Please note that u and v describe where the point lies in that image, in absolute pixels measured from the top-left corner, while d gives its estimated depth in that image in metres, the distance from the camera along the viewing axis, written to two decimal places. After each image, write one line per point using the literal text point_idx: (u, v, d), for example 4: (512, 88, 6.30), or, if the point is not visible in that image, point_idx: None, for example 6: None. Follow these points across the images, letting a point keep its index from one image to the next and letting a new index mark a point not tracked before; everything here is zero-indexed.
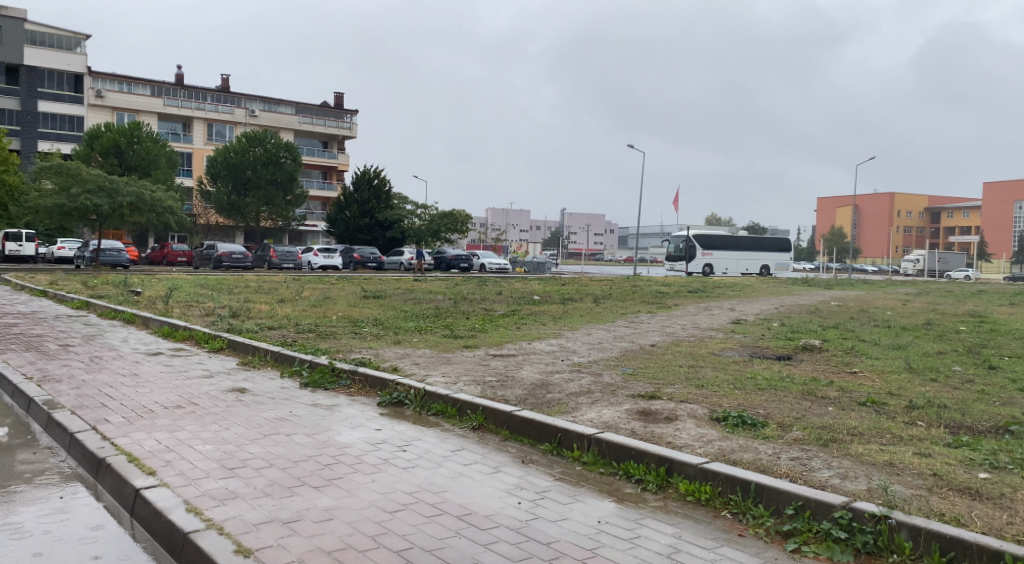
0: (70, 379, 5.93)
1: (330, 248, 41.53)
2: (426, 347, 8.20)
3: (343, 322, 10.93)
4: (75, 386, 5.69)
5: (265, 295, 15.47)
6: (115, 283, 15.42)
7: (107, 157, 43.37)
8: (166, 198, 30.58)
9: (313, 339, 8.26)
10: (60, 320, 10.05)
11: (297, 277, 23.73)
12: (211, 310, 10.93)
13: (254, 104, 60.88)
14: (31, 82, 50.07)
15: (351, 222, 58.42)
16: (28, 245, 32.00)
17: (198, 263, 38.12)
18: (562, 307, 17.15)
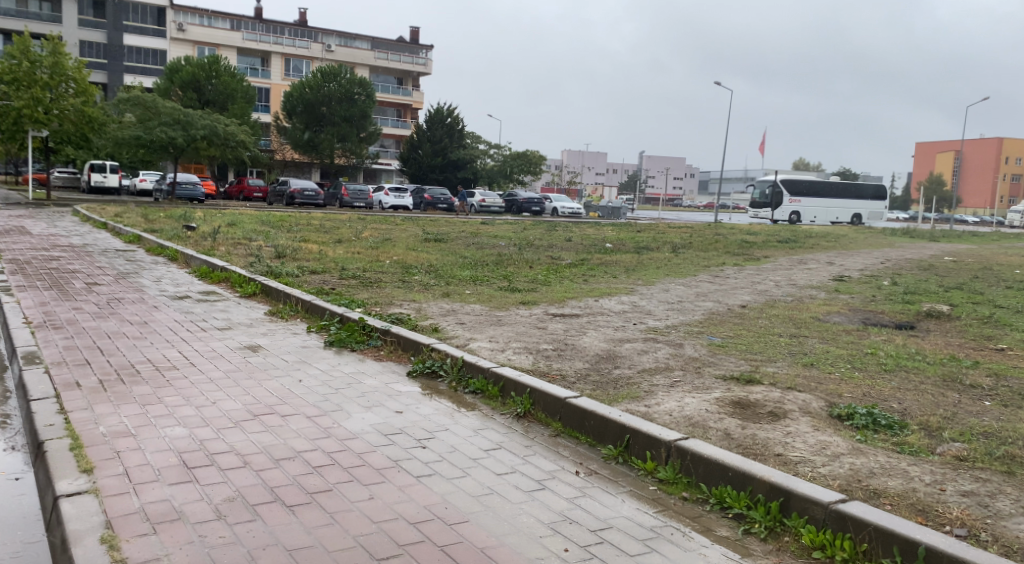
0: (67, 324, 5.16)
1: (401, 188, 41.18)
2: (478, 303, 7.23)
3: (395, 268, 10.10)
4: (68, 333, 4.91)
5: (323, 235, 14.91)
6: (176, 217, 15.28)
7: (186, 91, 44.25)
8: (239, 132, 30.76)
9: (355, 288, 7.44)
10: (104, 254, 9.62)
11: (362, 216, 23.31)
12: (258, 249, 10.31)
13: (331, 39, 60.43)
14: (117, 15, 51.10)
15: (424, 161, 57.97)
16: (112, 176, 33.08)
17: (273, 200, 38.62)
18: (636, 256, 15.87)
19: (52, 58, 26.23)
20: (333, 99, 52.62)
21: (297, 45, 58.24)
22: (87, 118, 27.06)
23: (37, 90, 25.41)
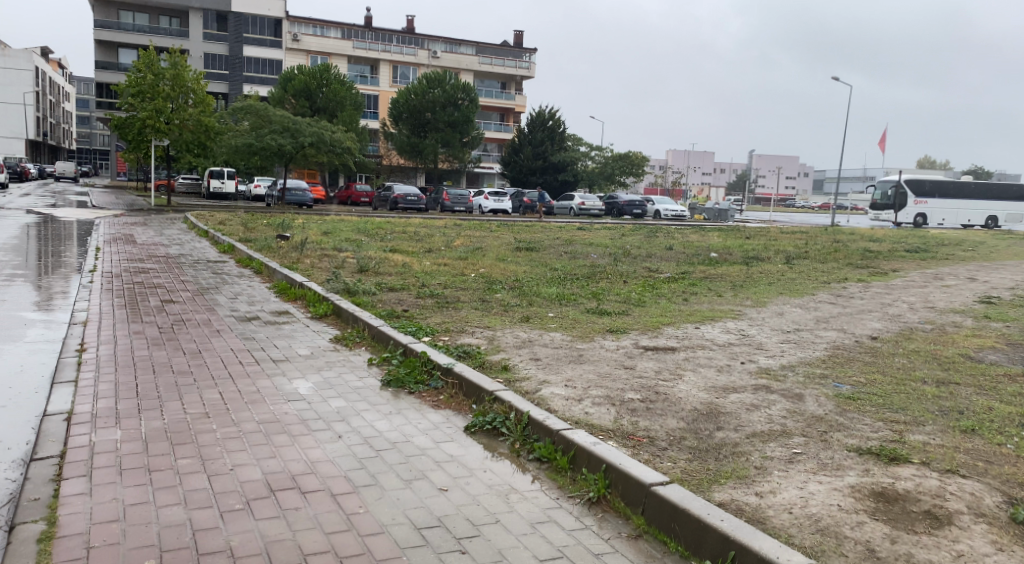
0: (117, 355, 4.86)
1: (501, 192, 41.14)
2: (560, 331, 6.48)
3: (479, 283, 9.54)
4: (112, 367, 4.57)
5: (414, 244, 14.74)
6: (275, 226, 15.65)
7: (298, 99, 46.30)
8: (344, 138, 31.77)
9: (428, 311, 6.90)
10: (194, 267, 9.76)
11: (460, 222, 23.23)
12: (342, 262, 10.09)
13: (437, 45, 61.74)
14: (238, 29, 54.50)
15: (524, 164, 57.86)
16: (229, 182, 35.29)
17: (376, 204, 39.66)
18: (743, 268, 14.59)
19: (173, 70, 28.25)
20: (437, 104, 53.55)
21: (404, 52, 59.80)
22: (204, 127, 28.84)
23: (159, 101, 27.37)
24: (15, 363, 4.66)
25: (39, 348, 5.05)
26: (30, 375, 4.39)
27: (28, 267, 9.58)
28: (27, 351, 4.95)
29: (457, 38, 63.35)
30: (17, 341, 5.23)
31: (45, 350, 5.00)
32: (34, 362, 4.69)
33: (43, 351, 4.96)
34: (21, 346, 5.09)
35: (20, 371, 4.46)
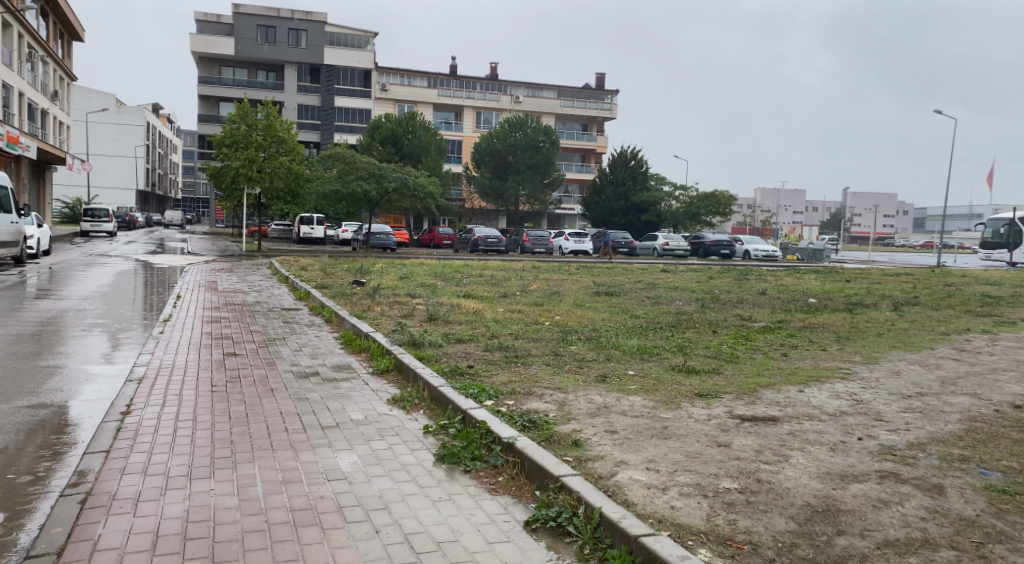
0: (160, 420, 4.58)
1: (582, 233, 40.68)
2: (640, 394, 5.77)
3: (553, 332, 8.95)
4: (150, 434, 4.27)
5: (490, 288, 14.41)
6: (353, 272, 15.81)
7: (385, 146, 47.90)
8: (426, 182, 32.37)
9: (494, 367, 6.37)
10: (268, 317, 9.75)
11: (538, 265, 22.93)
12: (412, 309, 9.78)
13: (519, 90, 62.58)
14: (330, 81, 57.37)
15: (606, 204, 57.30)
16: (318, 227, 36.69)
17: (458, 247, 40.05)
18: (846, 316, 13.37)
19: (266, 122, 29.99)
20: (519, 147, 54.14)
21: (488, 98, 61.12)
22: (293, 174, 30.17)
23: (253, 151, 28.87)
24: (60, 427, 4.45)
25: (88, 411, 4.87)
26: (68, 443, 4.14)
27: (111, 326, 9.84)
28: (75, 414, 4.76)
29: (539, 82, 64.62)
30: (71, 402, 5.09)
31: (91, 412, 4.79)
32: (78, 427, 4.48)
33: (90, 414, 4.76)
34: (71, 408, 4.93)
35: (59, 438, 4.22)
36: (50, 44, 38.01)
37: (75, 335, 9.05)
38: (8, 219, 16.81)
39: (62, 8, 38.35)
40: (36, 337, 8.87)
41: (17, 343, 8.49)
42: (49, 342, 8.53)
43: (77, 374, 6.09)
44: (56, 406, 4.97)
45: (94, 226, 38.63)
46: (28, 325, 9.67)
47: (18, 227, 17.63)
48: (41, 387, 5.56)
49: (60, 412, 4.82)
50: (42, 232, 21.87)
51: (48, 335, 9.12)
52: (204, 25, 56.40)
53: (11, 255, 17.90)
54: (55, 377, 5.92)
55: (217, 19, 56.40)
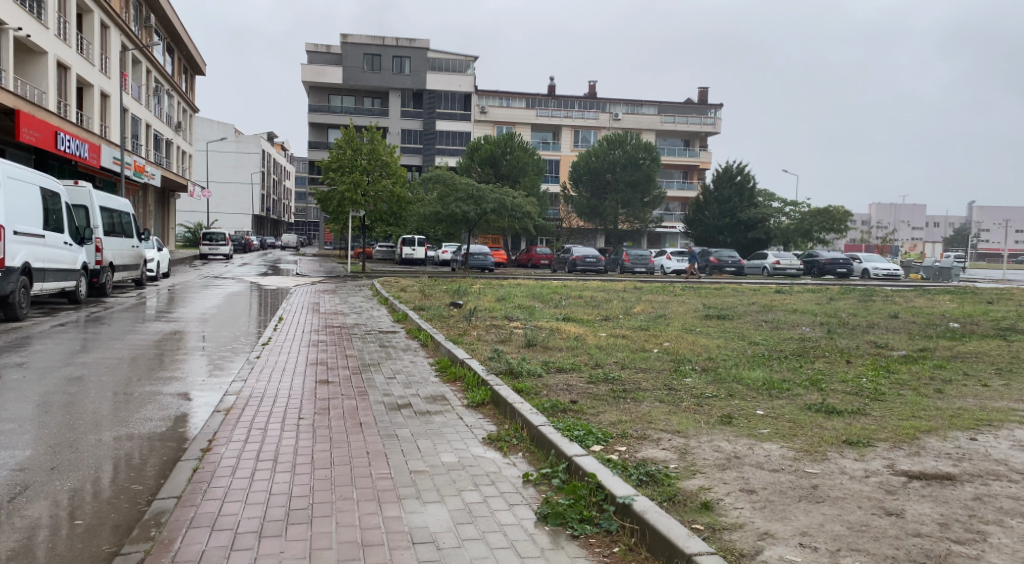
0: (239, 461, 4.26)
1: (685, 251, 39.52)
2: (776, 441, 4.88)
3: (664, 362, 8.14)
4: (223, 479, 3.95)
5: (591, 311, 13.77)
6: (451, 293, 15.64)
7: (484, 167, 48.50)
8: (525, 203, 32.25)
9: (602, 403, 5.69)
10: (364, 341, 9.55)
11: (641, 285, 22.08)
12: (509, 334, 9.24)
13: (618, 107, 62.86)
14: (432, 105, 59.16)
15: (710, 222, 55.17)
16: (419, 249, 37.42)
17: (556, 267, 39.59)
18: (1000, 344, 11.69)
19: (370, 147, 31.28)
20: (618, 165, 53.30)
21: (586, 117, 61.02)
22: (395, 197, 30.96)
23: (357, 175, 29.92)
24: (138, 468, 4.24)
25: (170, 450, 4.66)
26: (140, 487, 3.89)
27: (212, 352, 9.98)
28: (156, 453, 4.56)
29: (638, 99, 64.14)
30: (155, 438, 4.93)
31: (172, 451, 4.58)
32: (156, 468, 4.25)
33: (170, 453, 4.53)
34: (155, 445, 4.74)
35: (134, 482, 3.99)
36: (175, 79, 41.21)
37: (177, 362, 9.19)
38: (130, 243, 17.92)
39: (188, 46, 41.57)
40: (141, 365, 9.06)
41: (123, 371, 8.69)
42: (152, 370, 8.68)
43: (169, 405, 6.00)
44: (141, 443, 4.81)
45: (212, 249, 41.23)
46: (136, 353, 9.94)
47: (140, 250, 18.89)
48: (132, 419, 5.47)
49: (141, 450, 4.63)
50: (162, 255, 23.30)
51: (153, 361, 9.32)
52: (315, 56, 59.61)
53: (134, 277, 19.13)
54: (146, 410, 5.84)
55: (327, 50, 59.55)
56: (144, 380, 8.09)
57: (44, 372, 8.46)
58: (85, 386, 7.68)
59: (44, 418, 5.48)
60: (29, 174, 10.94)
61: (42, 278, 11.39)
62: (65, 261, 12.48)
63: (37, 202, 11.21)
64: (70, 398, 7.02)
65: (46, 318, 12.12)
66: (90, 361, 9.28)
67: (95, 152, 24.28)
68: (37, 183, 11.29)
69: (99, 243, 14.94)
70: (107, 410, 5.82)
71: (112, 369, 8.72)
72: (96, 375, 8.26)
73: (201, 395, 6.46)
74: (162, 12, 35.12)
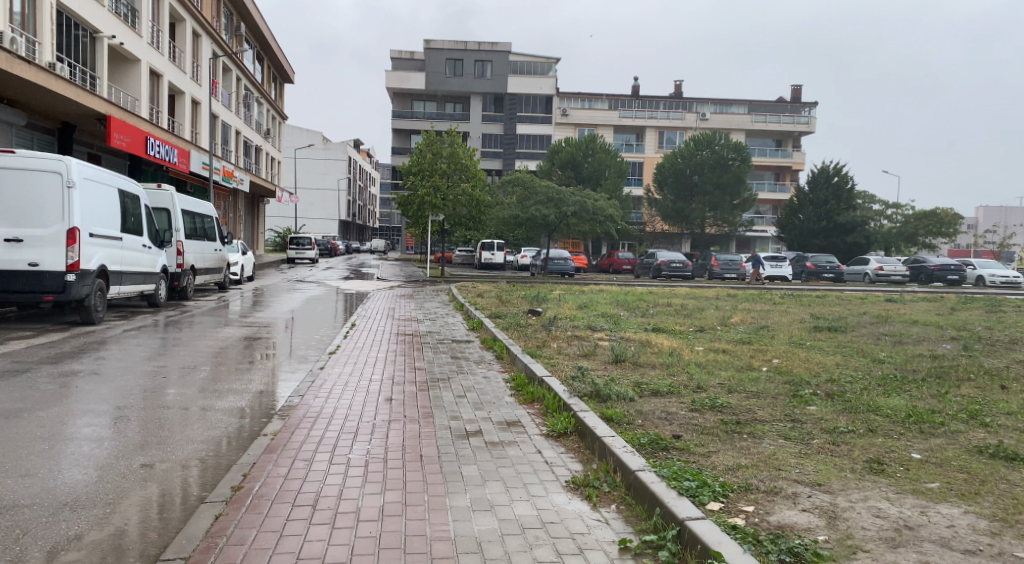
0: (270, 509, 3.55)
1: (779, 256, 37.43)
2: (953, 502, 3.59)
3: (777, 385, 6.92)
4: (243, 540, 3.21)
5: (682, 321, 12.56)
6: (529, 300, 14.84)
7: (565, 170, 47.72)
8: (607, 206, 31.19)
9: (711, 440, 4.61)
10: (436, 352, 8.84)
11: (732, 292, 20.72)
12: (593, 347, 8.26)
13: (706, 107, 60.88)
14: (513, 108, 59.02)
15: (805, 226, 51.94)
16: (499, 253, 36.93)
17: (639, 272, 38.11)
18: None
19: (450, 150, 30.90)
20: (706, 166, 51.20)
21: (672, 117, 59.23)
22: (475, 201, 30.66)
23: (437, 179, 29.82)
24: (153, 518, 3.58)
25: (198, 491, 4.00)
26: (147, 550, 3.21)
27: (278, 362, 9.54)
28: (181, 495, 3.91)
29: (727, 98, 61.97)
30: (187, 472, 4.30)
31: (198, 494, 3.91)
32: (173, 519, 3.57)
33: (194, 497, 3.87)
34: (183, 484, 4.09)
35: (143, 540, 3.33)
36: (265, 87, 42.83)
37: (238, 373, 8.75)
38: (213, 247, 18.59)
39: (277, 55, 43.10)
40: (203, 371, 8.70)
41: (186, 377, 8.34)
42: (213, 379, 8.27)
43: (214, 427, 5.42)
44: (169, 480, 4.19)
45: (298, 253, 42.27)
46: (202, 359, 9.66)
47: (222, 254, 19.40)
48: (168, 445, 4.90)
49: (166, 490, 3.99)
50: (246, 259, 23.76)
51: (216, 369, 8.96)
52: (399, 62, 60.60)
53: (217, 280, 19.48)
54: (188, 432, 5.27)
55: (410, 56, 60.37)
56: (202, 388, 7.66)
57: (106, 375, 8.23)
58: (140, 390, 7.32)
59: (77, 437, 4.98)
60: (108, 176, 11.31)
61: (120, 281, 11.88)
62: (144, 264, 13.11)
63: (115, 205, 11.60)
64: (119, 406, 6.63)
65: (123, 321, 12.20)
66: (155, 366, 9.02)
67: (184, 158, 25.34)
68: (116, 186, 11.67)
69: (179, 246, 15.42)
70: (147, 431, 5.29)
71: (173, 375, 8.40)
72: (157, 379, 7.94)
73: (252, 414, 5.87)
74: (251, 22, 36.54)
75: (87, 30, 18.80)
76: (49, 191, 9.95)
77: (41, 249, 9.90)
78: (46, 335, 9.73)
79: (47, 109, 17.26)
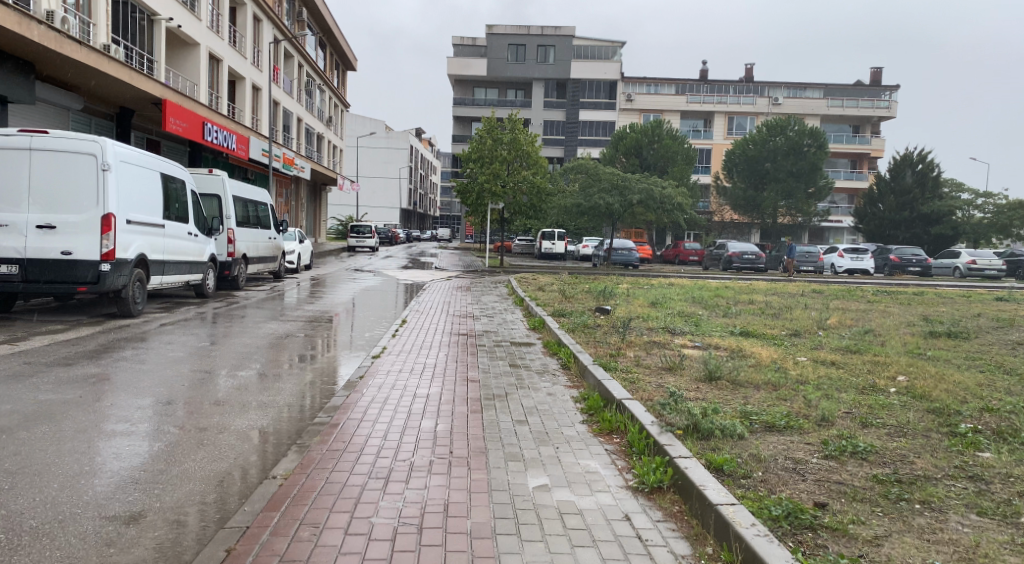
0: None
1: (860, 248, 34.79)
2: None
3: (922, 415, 5.39)
4: None
5: (771, 323, 10.99)
6: (596, 295, 13.64)
7: (629, 157, 46.05)
8: (675, 194, 29.51)
9: (872, 515, 3.26)
10: (493, 358, 7.66)
11: (814, 288, 19.02)
12: (676, 358, 6.95)
13: (779, 91, 57.90)
14: (576, 94, 57.51)
15: (886, 216, 48.47)
16: (560, 243, 35.83)
17: (707, 263, 36.18)
18: None
19: (511, 135, 29.75)
20: (780, 153, 48.42)
21: (743, 102, 56.47)
22: (536, 188, 29.56)
23: (498, 165, 28.87)
24: None
25: None
26: None
27: (318, 361, 8.61)
28: None
29: (802, 81, 58.89)
30: (166, 535, 3.28)
31: None
32: None
33: None
34: (153, 556, 3.06)
35: None
36: (327, 73, 42.73)
37: (273, 371, 7.82)
38: (267, 235, 18.08)
39: (339, 41, 42.90)
40: (236, 368, 7.84)
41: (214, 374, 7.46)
42: (244, 377, 7.36)
43: (219, 459, 4.41)
44: (142, 545, 3.18)
45: (358, 241, 42.12)
46: (238, 355, 8.83)
47: (276, 243, 18.90)
48: (154, 486, 3.90)
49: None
50: (303, 247, 23.29)
51: (250, 365, 8.09)
52: (460, 48, 59.67)
53: (272, 269, 18.99)
54: (188, 466, 4.27)
55: (472, 42, 59.46)
56: (227, 387, 6.77)
57: (128, 369, 7.41)
58: (157, 390, 6.45)
59: (52, 470, 4.06)
60: (148, 159, 10.65)
61: (162, 271, 11.28)
62: (190, 253, 12.52)
63: (157, 190, 10.97)
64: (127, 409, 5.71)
65: (166, 312, 11.60)
66: (186, 361, 8.22)
67: (242, 144, 25.10)
68: (157, 170, 11.03)
69: (231, 235, 14.93)
70: (139, 460, 4.34)
71: (202, 371, 7.56)
72: (182, 377, 7.10)
73: (273, 439, 4.87)
74: (313, 7, 36.27)
75: (145, 13, 18.55)
76: (83, 175, 9.33)
77: (74, 238, 9.31)
78: (78, 329, 9.13)
79: (103, 93, 17.01)
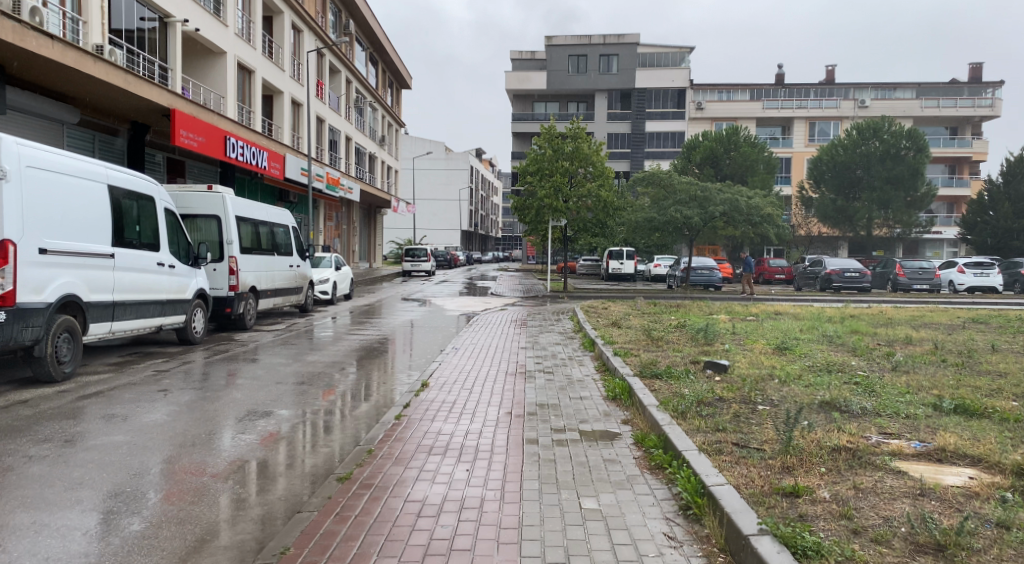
0: None
1: (983, 262, 29.49)
2: None
3: None
4: None
5: (982, 385, 7.08)
6: (694, 336, 10.07)
7: (703, 168, 42.19)
8: (764, 204, 25.53)
9: None
10: (550, 489, 4.14)
11: (958, 316, 14.81)
12: (926, 514, 3.25)
13: (866, 93, 52.87)
14: (641, 104, 53.95)
15: (1001, 225, 42.30)
16: (628, 263, 32.33)
17: (799, 283, 31.70)
18: None
19: (573, 144, 26.50)
20: (874, 159, 43.33)
21: (826, 106, 51.59)
22: (602, 202, 26.12)
23: (557, 178, 25.74)
24: None
25: None
26: None
27: (271, 449, 5.38)
28: None
29: (891, 82, 53.54)
30: None
31: None
32: None
33: None
34: None
35: None
36: (379, 92, 40.84)
37: (189, 478, 4.64)
38: (288, 263, 15.34)
39: (391, 58, 41.05)
40: (125, 474, 4.69)
41: (76, 490, 4.33)
42: (116, 501, 4.17)
43: None
44: None
45: (413, 264, 39.49)
46: (165, 435, 5.75)
47: (301, 272, 16.13)
48: None
49: None
50: (340, 275, 20.61)
51: (160, 465, 4.90)
52: (517, 63, 57.31)
53: (297, 302, 16.20)
54: None
55: (530, 56, 57.10)
56: (53, 539, 3.59)
57: None
58: None
59: None
60: (83, 167, 7.95)
61: (111, 317, 8.46)
62: (164, 290, 9.75)
63: (102, 207, 8.26)
64: None
65: (118, 369, 8.74)
66: (68, 453, 5.15)
67: (275, 161, 22.78)
68: (100, 181, 8.27)
69: (234, 265, 12.25)
70: None
71: (58, 482, 4.46)
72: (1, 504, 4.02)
73: None
74: (361, 19, 34.37)
75: (156, 14, 17.03)
76: None
77: None
78: None
79: (99, 102, 14.77)
